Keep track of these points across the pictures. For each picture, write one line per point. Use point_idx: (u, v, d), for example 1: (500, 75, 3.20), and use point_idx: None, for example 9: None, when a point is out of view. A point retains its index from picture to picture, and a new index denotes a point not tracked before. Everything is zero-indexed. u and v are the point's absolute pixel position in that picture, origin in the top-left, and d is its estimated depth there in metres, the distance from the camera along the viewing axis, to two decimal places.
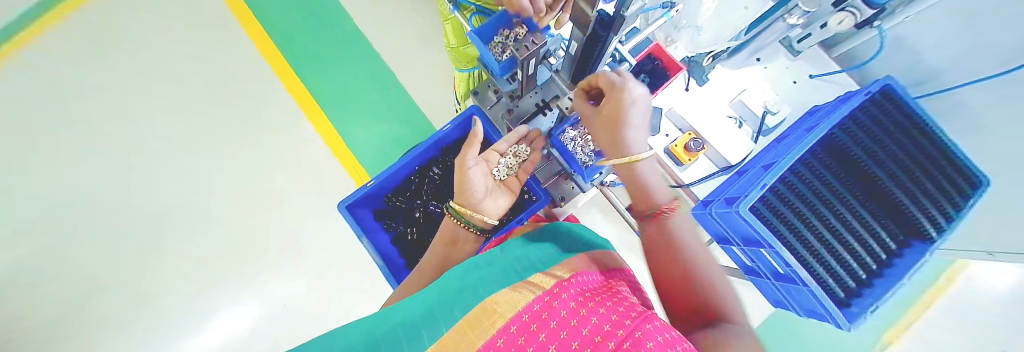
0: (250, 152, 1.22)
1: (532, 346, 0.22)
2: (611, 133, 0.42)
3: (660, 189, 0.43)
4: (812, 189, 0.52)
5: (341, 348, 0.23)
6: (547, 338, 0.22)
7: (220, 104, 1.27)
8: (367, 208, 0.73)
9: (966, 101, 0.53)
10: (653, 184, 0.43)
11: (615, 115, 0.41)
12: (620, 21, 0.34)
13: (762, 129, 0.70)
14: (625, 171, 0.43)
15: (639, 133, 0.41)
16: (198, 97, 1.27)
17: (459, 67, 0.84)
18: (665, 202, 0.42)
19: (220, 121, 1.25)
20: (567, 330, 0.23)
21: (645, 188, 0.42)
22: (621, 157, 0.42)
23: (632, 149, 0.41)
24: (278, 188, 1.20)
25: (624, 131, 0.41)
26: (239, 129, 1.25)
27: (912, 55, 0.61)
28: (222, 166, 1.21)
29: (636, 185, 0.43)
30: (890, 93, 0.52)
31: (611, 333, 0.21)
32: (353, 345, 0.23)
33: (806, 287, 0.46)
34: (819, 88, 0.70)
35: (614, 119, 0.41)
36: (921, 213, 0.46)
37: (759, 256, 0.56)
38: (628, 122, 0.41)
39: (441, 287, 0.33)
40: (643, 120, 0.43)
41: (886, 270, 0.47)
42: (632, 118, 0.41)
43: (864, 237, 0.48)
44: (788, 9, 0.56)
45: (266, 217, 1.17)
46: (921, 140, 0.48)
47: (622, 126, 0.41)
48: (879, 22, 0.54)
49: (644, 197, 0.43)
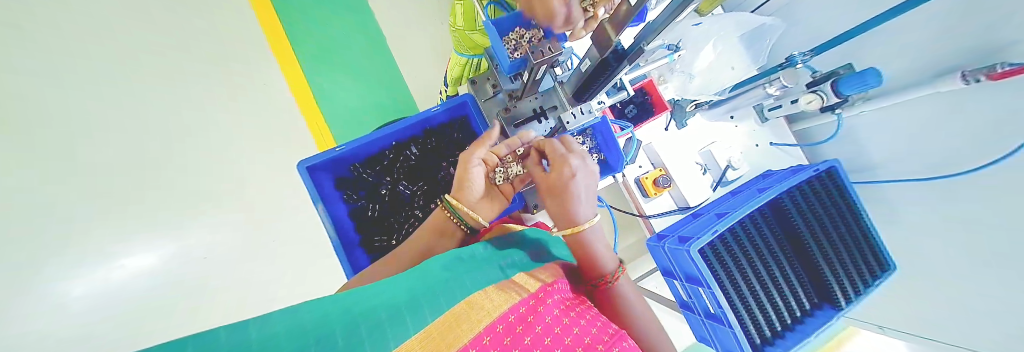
0: (192, 51, 0.92)
1: (518, 347, 0.22)
2: (558, 202, 0.44)
3: (609, 257, 0.42)
4: (754, 242, 0.57)
5: (314, 322, 0.21)
6: (532, 341, 0.23)
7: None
8: (328, 173, 0.66)
9: (893, 194, 0.63)
10: (602, 252, 0.42)
11: (564, 189, 0.44)
12: (638, 52, 0.35)
13: (722, 181, 0.77)
14: (570, 240, 0.44)
15: (584, 202, 0.44)
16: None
17: (460, 51, 0.81)
18: (611, 271, 0.42)
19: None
20: (551, 336, 0.24)
21: (591, 254, 0.42)
22: (564, 228, 0.44)
23: (576, 218, 0.43)
24: None
25: (569, 201, 0.43)
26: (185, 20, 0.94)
27: (855, 148, 0.71)
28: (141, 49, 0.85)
29: (581, 254, 0.43)
30: (832, 174, 0.60)
31: (591, 346, 0.23)
32: (321, 322, 0.21)
33: (731, 329, 0.51)
34: (774, 155, 0.78)
35: (560, 191, 0.44)
36: (838, 283, 0.53)
37: (696, 294, 0.60)
38: (576, 194, 0.43)
39: (418, 275, 0.32)
40: (590, 190, 0.46)
41: (798, 326, 0.54)
42: (577, 190, 0.43)
43: (787, 296, 0.54)
44: (771, 79, 0.66)
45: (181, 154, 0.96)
46: (844, 212, 0.57)
47: (569, 196, 0.43)
48: (840, 110, 0.65)
49: (591, 265, 0.42)
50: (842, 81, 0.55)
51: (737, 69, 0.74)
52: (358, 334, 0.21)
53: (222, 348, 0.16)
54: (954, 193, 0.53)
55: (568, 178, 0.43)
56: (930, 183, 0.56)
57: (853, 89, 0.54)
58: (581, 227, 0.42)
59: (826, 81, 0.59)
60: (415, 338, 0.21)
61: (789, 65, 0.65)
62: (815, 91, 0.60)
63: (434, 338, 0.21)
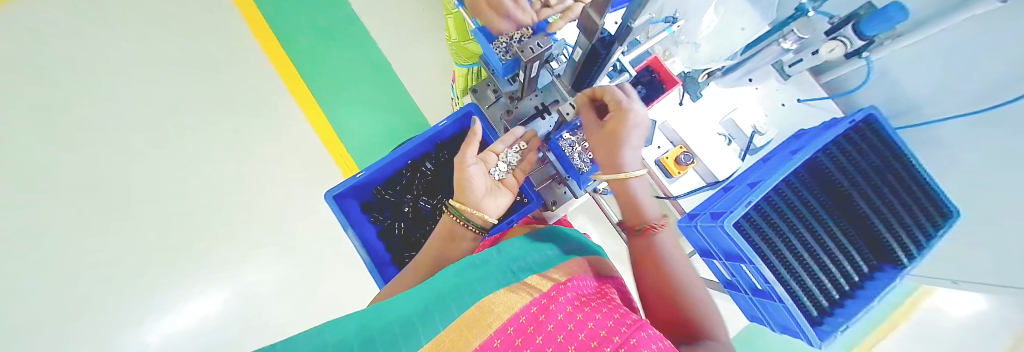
0: (217, 127, 1.09)
1: (530, 347, 0.22)
2: (607, 148, 0.44)
3: (649, 204, 0.46)
4: (793, 209, 0.54)
5: (336, 337, 0.23)
6: (544, 340, 0.23)
7: (206, 69, 1.15)
8: (354, 200, 0.71)
9: (945, 134, 0.57)
10: (643, 202, 0.45)
11: (617, 130, 0.42)
12: (626, 31, 0.34)
13: (750, 147, 0.72)
14: (617, 187, 0.45)
15: (634, 153, 0.43)
16: (190, 57, 1.15)
17: (459, 63, 0.83)
18: (655, 218, 0.45)
19: (204, 83, 1.13)
20: (563, 334, 0.24)
21: (636, 203, 0.45)
22: (611, 175, 0.44)
23: (625, 166, 0.43)
24: (241, 169, 1.06)
25: (623, 151, 0.43)
26: (227, 94, 1.13)
27: (893, 90, 0.65)
28: (199, 133, 1.06)
29: (627, 201, 0.45)
30: (872, 122, 0.55)
31: (606, 338, 0.23)
32: (343, 337, 0.23)
33: (782, 303, 0.48)
34: (808, 112, 0.72)
35: (614, 135, 0.43)
36: (895, 240, 0.49)
37: (739, 270, 0.57)
38: (627, 138, 0.43)
39: (435, 284, 0.33)
40: (641, 139, 0.45)
41: (858, 291, 0.50)
42: (630, 136, 0.43)
43: (840, 260, 0.50)
44: (784, 33, 0.60)
45: (223, 199, 1.01)
46: (893, 163, 0.52)
47: (621, 143, 0.43)
48: (868, 53, 0.59)
49: (637, 213, 0.45)
50: (863, 23, 0.51)
51: (748, 29, 0.71)
52: (371, 346, 0.21)
53: None
54: (1004, 124, 0.47)
55: (625, 116, 0.42)
56: (984, 116, 0.50)
57: (877, 28, 0.49)
58: (630, 175, 0.43)
59: (846, 25, 0.54)
60: (428, 345, 0.22)
61: (799, 15, 0.60)
62: (837, 37, 0.55)
63: (447, 346, 0.22)
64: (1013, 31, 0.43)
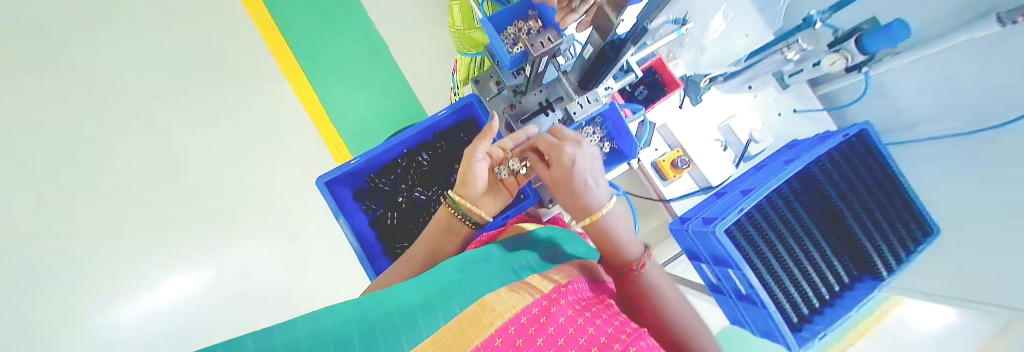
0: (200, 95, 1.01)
1: (531, 348, 0.22)
2: (570, 195, 0.44)
3: (632, 241, 0.43)
4: (782, 217, 0.55)
5: (335, 325, 0.22)
6: (545, 343, 0.23)
7: (194, 36, 1.07)
8: (347, 186, 0.69)
9: (934, 153, 0.59)
10: (623, 239, 0.43)
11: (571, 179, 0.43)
12: (643, 32, 0.34)
13: (744, 156, 0.74)
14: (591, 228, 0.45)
15: (596, 191, 0.43)
16: (172, 18, 1.06)
17: (462, 51, 0.80)
18: (638, 256, 0.42)
19: (190, 50, 1.06)
20: (564, 337, 0.23)
21: (613, 241, 0.43)
22: (583, 219, 0.44)
23: (592, 207, 0.43)
24: (226, 141, 1.00)
25: (582, 194, 0.43)
26: (214, 62, 1.07)
27: (884, 108, 0.67)
28: (178, 99, 0.98)
29: (605, 241, 0.44)
30: (864, 137, 0.56)
31: (606, 345, 0.23)
32: (339, 326, 0.22)
33: (765, 309, 0.49)
34: (800, 122, 0.74)
35: (569, 183, 0.43)
36: (877, 254, 0.50)
37: (726, 275, 0.58)
38: (584, 182, 0.43)
39: (434, 277, 0.32)
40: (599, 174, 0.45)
41: (837, 301, 0.52)
42: (585, 178, 0.43)
43: (823, 269, 0.52)
44: (788, 43, 0.60)
45: (202, 172, 0.94)
46: (882, 177, 0.54)
47: (579, 188, 0.43)
48: (867, 68, 0.60)
49: (616, 252, 0.43)
50: (869, 36, 0.50)
51: (752, 36, 0.73)
52: (373, 337, 0.21)
53: (245, 342, 0.17)
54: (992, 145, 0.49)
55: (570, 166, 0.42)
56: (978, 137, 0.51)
57: (880, 43, 0.49)
58: (598, 215, 0.43)
59: (850, 38, 0.55)
60: (427, 341, 0.21)
61: (805, 25, 0.59)
62: (839, 51, 0.56)
63: (447, 344, 0.21)
64: (1012, 54, 0.44)
